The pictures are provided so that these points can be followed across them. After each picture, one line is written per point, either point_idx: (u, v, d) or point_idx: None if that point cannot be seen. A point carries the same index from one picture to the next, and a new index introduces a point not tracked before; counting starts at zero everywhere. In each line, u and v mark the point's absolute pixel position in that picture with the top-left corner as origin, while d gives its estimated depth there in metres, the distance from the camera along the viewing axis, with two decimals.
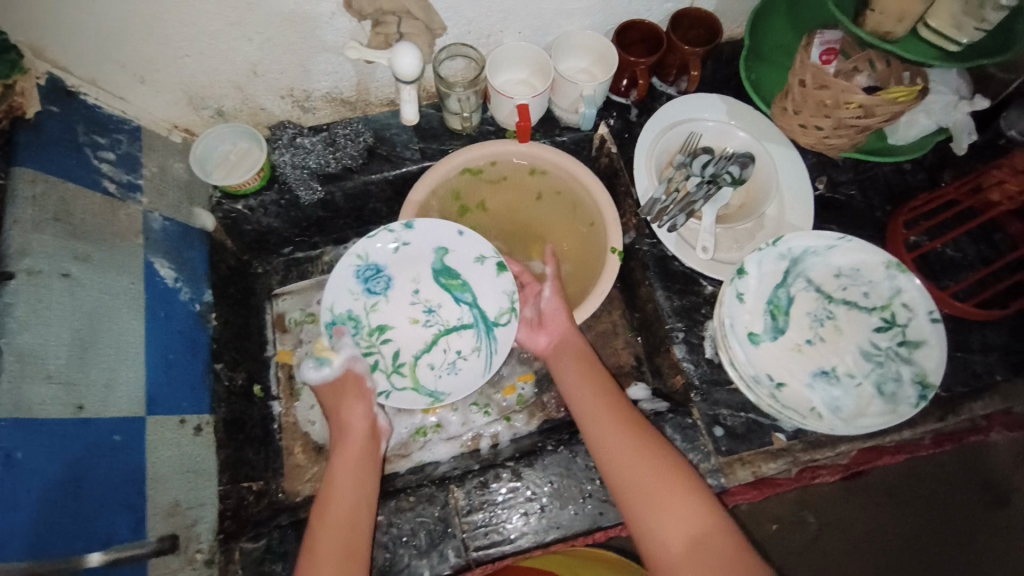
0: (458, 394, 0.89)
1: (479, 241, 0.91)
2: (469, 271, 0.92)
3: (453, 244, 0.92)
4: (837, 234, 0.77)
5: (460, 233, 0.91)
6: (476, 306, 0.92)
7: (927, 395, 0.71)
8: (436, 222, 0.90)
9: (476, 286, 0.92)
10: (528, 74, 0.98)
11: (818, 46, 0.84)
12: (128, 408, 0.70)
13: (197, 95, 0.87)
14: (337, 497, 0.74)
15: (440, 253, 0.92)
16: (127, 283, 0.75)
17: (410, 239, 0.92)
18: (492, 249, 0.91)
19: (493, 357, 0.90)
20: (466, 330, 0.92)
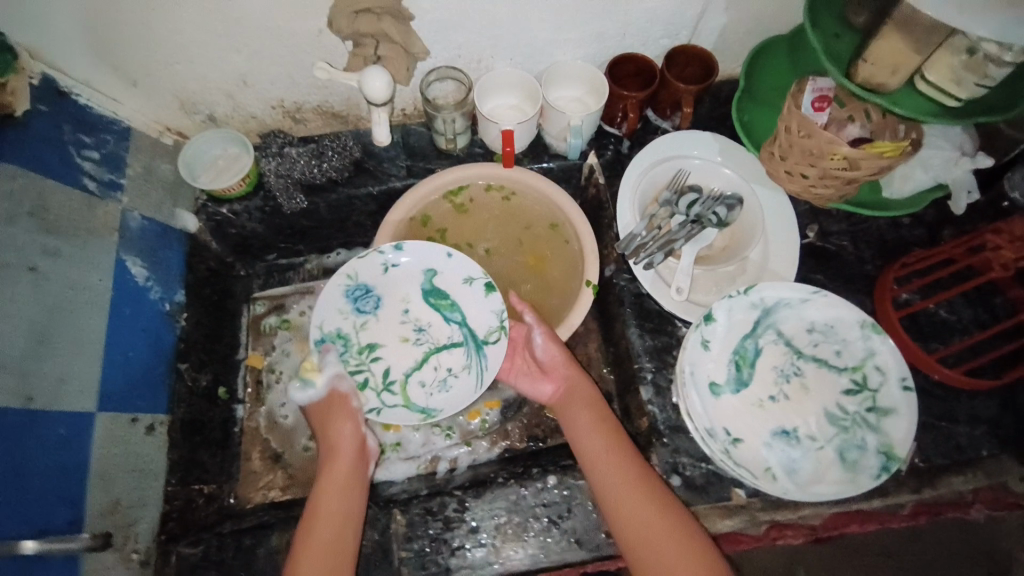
0: (450, 410, 0.86)
1: (470, 264, 0.89)
2: (459, 291, 0.90)
3: (441, 266, 0.90)
4: (812, 288, 0.75)
5: (449, 256, 0.90)
6: (465, 325, 0.90)
7: (891, 467, 0.67)
8: (426, 245, 0.90)
9: (467, 307, 0.90)
10: (518, 100, 0.98)
11: (810, 92, 0.84)
12: (80, 403, 0.71)
13: (189, 101, 0.90)
14: (323, 525, 0.72)
15: (429, 275, 0.91)
16: (95, 279, 0.77)
17: (400, 261, 0.91)
18: (481, 272, 0.89)
19: (483, 374, 0.87)
20: (456, 348, 0.89)
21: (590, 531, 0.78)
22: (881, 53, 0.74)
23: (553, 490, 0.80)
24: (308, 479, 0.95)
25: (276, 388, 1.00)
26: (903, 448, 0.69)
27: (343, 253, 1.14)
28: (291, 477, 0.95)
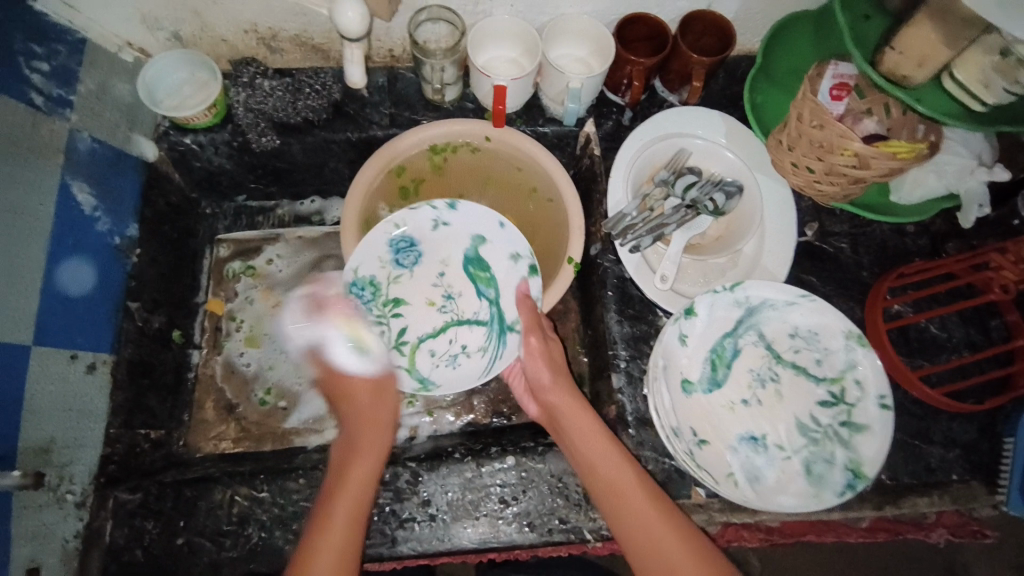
0: (449, 388, 0.83)
1: (519, 239, 0.83)
2: (501, 267, 0.85)
3: (492, 236, 0.85)
4: (800, 291, 0.71)
5: (501, 226, 0.84)
6: (497, 305, 0.85)
7: (856, 485, 0.65)
8: (478, 209, 0.84)
9: (504, 284, 0.85)
10: (517, 53, 0.90)
11: (829, 77, 0.79)
12: (15, 335, 0.67)
13: (151, 15, 0.81)
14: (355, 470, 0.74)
15: (476, 242, 0.85)
16: (36, 204, 0.71)
17: (451, 218, 0.85)
18: (530, 252, 0.83)
19: (497, 361, 0.84)
20: (477, 327, 0.85)
21: (543, 516, 0.76)
22: (910, 41, 0.67)
23: (510, 471, 0.78)
24: (262, 434, 0.92)
25: (235, 338, 0.96)
26: (871, 467, 0.66)
27: (318, 201, 1.07)
28: (245, 430, 0.92)
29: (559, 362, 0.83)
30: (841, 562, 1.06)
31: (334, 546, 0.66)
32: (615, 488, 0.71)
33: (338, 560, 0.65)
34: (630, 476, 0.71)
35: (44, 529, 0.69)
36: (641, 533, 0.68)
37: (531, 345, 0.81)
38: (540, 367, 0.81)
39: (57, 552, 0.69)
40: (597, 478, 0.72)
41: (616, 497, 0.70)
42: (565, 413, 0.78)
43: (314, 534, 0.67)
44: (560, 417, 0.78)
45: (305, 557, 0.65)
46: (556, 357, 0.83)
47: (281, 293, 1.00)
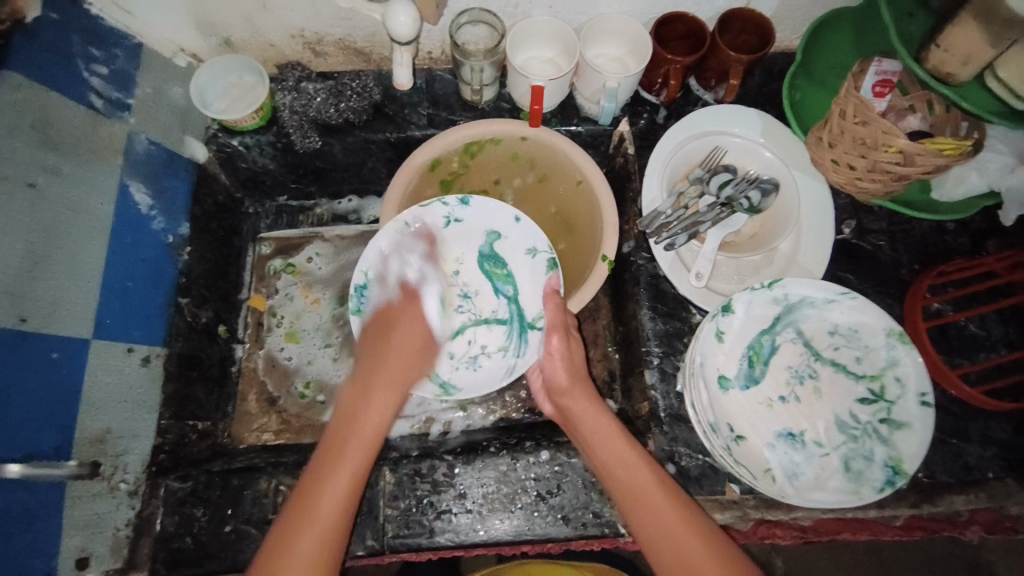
0: (470, 391, 0.84)
1: (536, 233, 0.85)
2: (519, 262, 0.87)
3: (506, 230, 0.87)
4: (841, 289, 0.70)
5: (516, 220, 0.86)
6: (515, 301, 0.88)
7: (896, 482, 0.65)
8: (493, 203, 0.86)
9: (521, 281, 0.87)
10: (554, 53, 0.91)
11: (873, 74, 0.78)
12: (75, 328, 0.70)
13: (205, 22, 0.85)
14: (379, 390, 0.76)
15: (491, 237, 0.87)
16: (95, 204, 0.74)
17: (463, 216, 0.87)
18: (547, 246, 0.85)
19: (517, 362, 0.84)
20: (497, 326, 0.87)
21: (578, 509, 0.78)
22: (956, 40, 0.66)
23: (545, 465, 0.79)
24: (302, 427, 0.95)
25: (276, 333, 1.00)
26: (912, 464, 0.66)
27: (355, 200, 1.11)
28: (286, 422, 0.95)
29: (578, 366, 0.82)
30: (877, 560, 1.05)
31: (342, 477, 0.68)
32: (634, 491, 0.70)
33: (344, 493, 0.67)
34: (648, 476, 0.71)
35: (97, 518, 0.71)
36: (661, 531, 0.68)
37: (553, 345, 0.81)
38: (558, 367, 0.81)
39: (107, 540, 0.72)
40: (614, 477, 0.72)
41: (637, 501, 0.69)
42: (578, 414, 0.77)
43: (322, 466, 0.69)
44: (574, 417, 0.77)
45: (309, 491, 0.67)
46: (575, 359, 0.82)
47: (321, 291, 1.03)
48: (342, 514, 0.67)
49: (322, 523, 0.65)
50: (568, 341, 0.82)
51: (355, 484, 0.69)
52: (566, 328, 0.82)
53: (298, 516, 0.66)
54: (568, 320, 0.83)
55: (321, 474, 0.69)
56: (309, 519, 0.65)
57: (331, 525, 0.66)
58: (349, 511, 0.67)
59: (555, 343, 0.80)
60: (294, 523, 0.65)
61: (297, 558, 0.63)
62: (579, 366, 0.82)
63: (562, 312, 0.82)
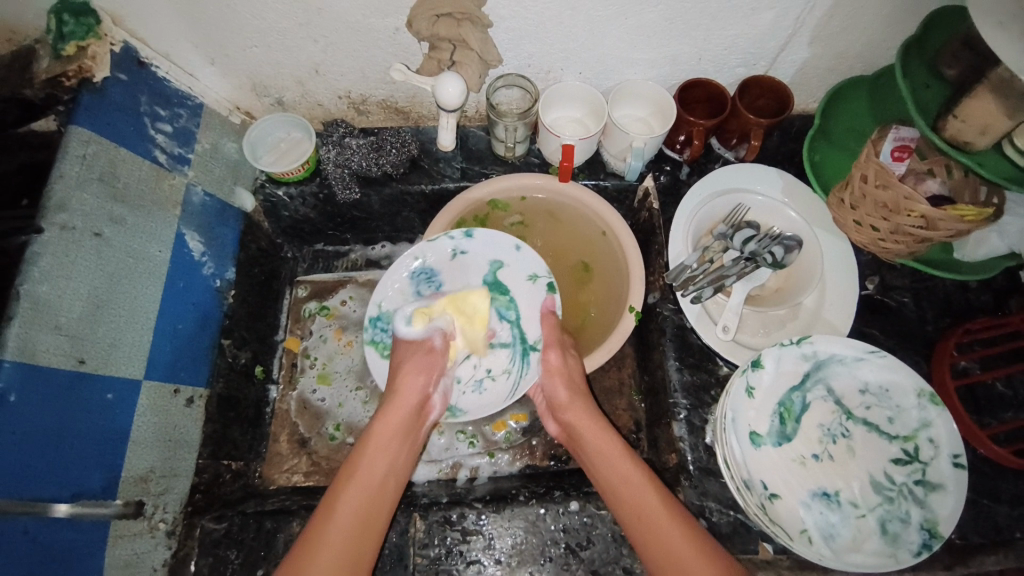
0: (476, 413, 0.85)
1: (536, 259, 0.89)
2: (520, 288, 0.89)
3: (509, 258, 0.90)
4: (868, 347, 0.72)
5: (517, 249, 0.90)
6: (517, 326, 0.88)
7: (933, 546, 0.65)
8: (495, 235, 0.90)
9: (523, 305, 0.89)
10: (582, 114, 0.97)
11: (892, 140, 0.81)
12: (129, 369, 0.74)
13: (261, 83, 0.92)
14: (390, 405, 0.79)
15: (495, 266, 0.90)
16: (155, 250, 0.79)
17: (467, 248, 0.91)
18: (546, 270, 0.89)
19: (521, 383, 0.86)
20: (501, 350, 0.88)
21: (607, 564, 0.77)
22: (972, 111, 0.70)
23: (575, 516, 0.80)
24: (331, 469, 0.96)
25: (310, 373, 1.03)
26: (948, 528, 0.66)
27: (388, 246, 1.15)
28: (316, 464, 0.97)
29: (576, 379, 0.84)
30: None
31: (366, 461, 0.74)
32: (637, 506, 0.71)
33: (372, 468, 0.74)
34: (650, 494, 0.72)
35: (135, 558, 0.72)
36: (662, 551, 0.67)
37: (551, 360, 0.84)
38: (557, 384, 0.84)
39: None
40: (620, 496, 0.73)
41: (642, 520, 0.70)
42: (582, 425, 0.81)
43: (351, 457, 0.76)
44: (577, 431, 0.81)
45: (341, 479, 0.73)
46: (575, 376, 0.84)
47: (353, 333, 1.06)
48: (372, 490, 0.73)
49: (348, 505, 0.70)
50: (567, 358, 0.84)
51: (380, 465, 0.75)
52: (563, 344, 0.86)
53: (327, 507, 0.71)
54: (565, 338, 0.86)
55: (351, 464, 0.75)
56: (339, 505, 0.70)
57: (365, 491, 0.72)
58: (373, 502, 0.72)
59: (552, 358, 0.84)
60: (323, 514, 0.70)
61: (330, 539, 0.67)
62: (578, 384, 0.84)
63: (557, 329, 0.86)
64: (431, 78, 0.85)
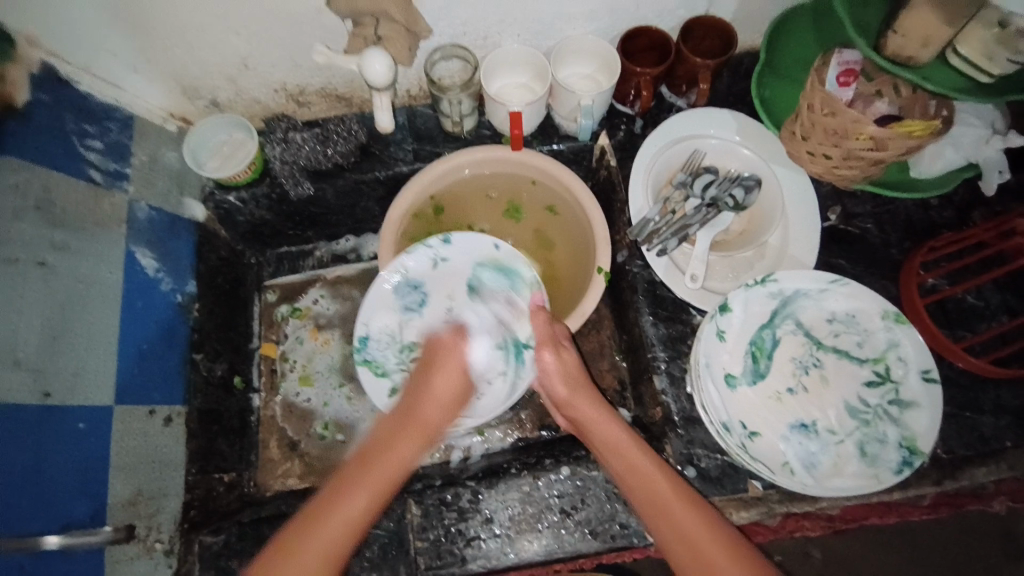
0: (477, 418, 0.84)
1: (516, 255, 0.88)
2: (506, 288, 0.88)
3: (489, 260, 0.89)
4: (831, 278, 0.72)
5: (497, 247, 0.88)
6: (506, 326, 0.87)
7: (912, 462, 0.66)
8: (472, 236, 0.88)
9: (511, 307, 0.87)
10: (529, 78, 0.94)
11: (835, 65, 0.80)
12: (97, 397, 0.72)
13: (191, 86, 0.89)
14: (406, 439, 0.74)
15: (477, 269, 0.89)
16: (105, 272, 0.76)
17: (449, 254, 0.89)
18: (528, 264, 0.87)
19: (518, 384, 0.85)
20: (492, 350, 0.86)
21: (604, 523, 0.78)
22: (911, 24, 0.70)
23: (567, 480, 0.80)
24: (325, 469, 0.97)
25: (291, 376, 1.02)
26: (926, 442, 0.67)
27: (353, 240, 1.13)
28: (309, 466, 0.97)
29: (576, 375, 0.82)
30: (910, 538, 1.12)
31: (352, 504, 0.67)
32: (649, 492, 0.72)
33: (364, 506, 0.68)
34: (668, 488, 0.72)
35: None
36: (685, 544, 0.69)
37: (546, 361, 0.81)
38: (555, 381, 0.82)
39: None
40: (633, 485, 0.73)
41: (655, 505, 0.71)
42: (587, 418, 0.79)
43: (350, 479, 0.69)
44: (585, 426, 0.79)
45: (325, 506, 0.67)
46: (572, 369, 0.82)
47: (329, 331, 1.06)
48: (353, 531, 0.66)
49: (316, 549, 0.65)
50: (561, 354, 0.82)
51: (374, 502, 0.69)
52: (556, 341, 0.82)
53: (300, 534, 0.65)
54: (557, 331, 0.84)
55: (347, 487, 0.69)
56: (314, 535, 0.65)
57: (345, 530, 0.66)
58: (348, 543, 0.66)
59: (547, 359, 0.81)
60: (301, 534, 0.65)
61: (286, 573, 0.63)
62: (576, 376, 0.82)
63: (548, 327, 0.83)
64: (354, 57, 0.82)
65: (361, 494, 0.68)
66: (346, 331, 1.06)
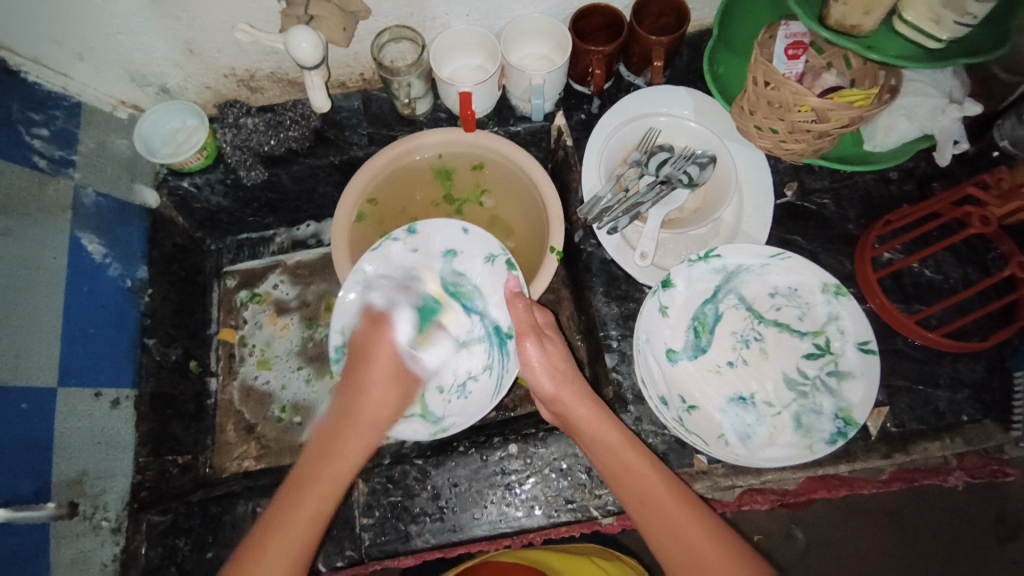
0: (466, 421, 0.80)
1: (487, 239, 0.81)
2: (480, 275, 0.83)
3: (459, 245, 0.83)
4: (773, 252, 0.75)
5: (465, 232, 0.82)
6: (488, 317, 0.84)
7: (846, 432, 0.69)
8: (437, 222, 0.82)
9: (489, 294, 0.83)
10: (481, 58, 0.93)
11: (783, 38, 0.78)
12: (41, 377, 0.72)
13: (139, 73, 0.88)
14: (345, 442, 0.73)
15: (448, 257, 0.84)
16: (50, 258, 0.77)
17: (416, 244, 0.83)
18: (501, 248, 0.80)
19: (505, 376, 0.81)
20: (477, 346, 0.83)
21: (550, 497, 0.79)
22: None
23: (515, 459, 0.80)
24: (281, 450, 0.98)
25: (249, 362, 1.03)
26: (861, 412, 0.70)
27: (314, 225, 1.14)
28: (265, 447, 0.98)
29: (563, 369, 0.76)
30: (885, 515, 1.13)
31: (304, 512, 0.67)
32: (638, 491, 0.68)
33: (314, 511, 0.67)
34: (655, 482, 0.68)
35: (83, 555, 0.74)
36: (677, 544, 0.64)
37: (528, 352, 0.76)
38: (540, 377, 0.75)
39: None
40: (620, 480, 0.69)
41: (644, 501, 0.67)
42: (577, 415, 0.73)
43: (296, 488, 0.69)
44: (576, 425, 0.73)
45: (274, 522, 0.66)
46: (558, 364, 0.76)
47: (289, 316, 1.07)
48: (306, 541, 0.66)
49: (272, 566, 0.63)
50: (545, 346, 0.76)
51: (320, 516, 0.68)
52: (538, 331, 0.77)
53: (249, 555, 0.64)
54: (538, 321, 0.78)
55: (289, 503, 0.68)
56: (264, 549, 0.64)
57: (297, 545, 0.65)
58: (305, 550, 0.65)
59: (530, 350, 0.76)
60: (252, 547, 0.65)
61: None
62: (564, 370, 0.75)
63: (528, 315, 0.77)
64: (280, 35, 0.80)
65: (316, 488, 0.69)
66: (305, 316, 1.07)
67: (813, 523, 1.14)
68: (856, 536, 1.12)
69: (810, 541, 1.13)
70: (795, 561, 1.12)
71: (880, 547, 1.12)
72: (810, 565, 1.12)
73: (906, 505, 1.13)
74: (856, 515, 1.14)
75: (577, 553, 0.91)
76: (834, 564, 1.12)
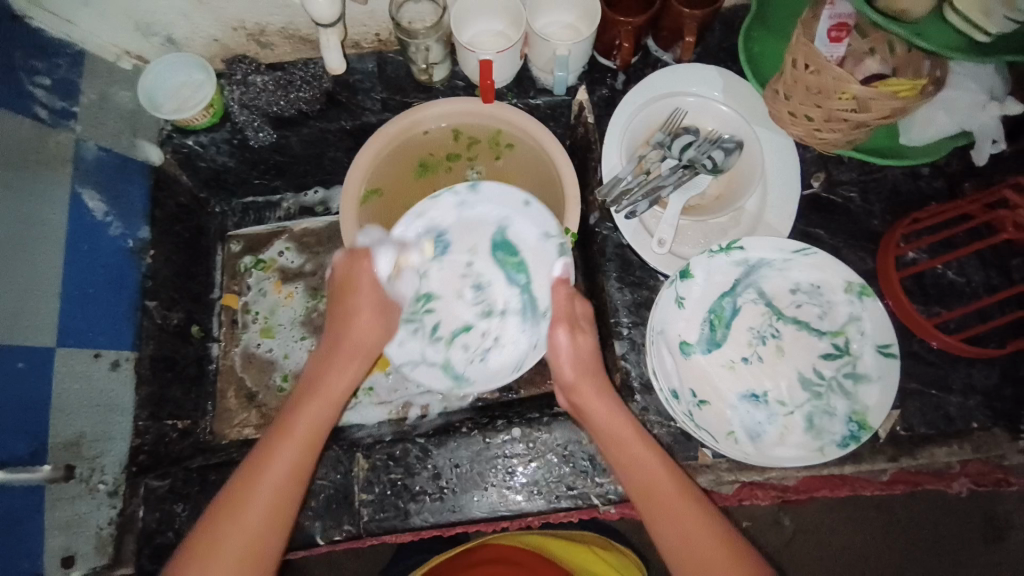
0: (483, 383, 0.80)
1: (547, 216, 0.78)
2: (535, 250, 0.80)
3: (518, 216, 0.80)
4: (796, 248, 0.72)
5: (527, 205, 0.78)
6: (527, 291, 0.82)
7: (859, 436, 0.69)
8: (503, 190, 0.78)
9: (535, 273, 0.81)
10: (504, 25, 0.88)
11: (824, 17, 0.70)
12: (39, 338, 0.71)
13: (143, 22, 0.83)
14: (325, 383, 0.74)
15: (501, 226, 0.81)
16: (50, 214, 0.75)
17: (473, 201, 0.80)
18: (560, 230, 0.77)
19: (528, 355, 0.79)
20: (512, 316, 0.82)
21: (551, 483, 0.78)
22: None
23: (517, 443, 0.79)
24: None
25: (251, 329, 1.02)
26: (876, 416, 0.70)
27: (321, 192, 1.11)
28: (265, 416, 0.97)
29: (589, 363, 0.75)
30: (876, 510, 1.14)
31: (286, 457, 0.67)
32: (646, 487, 0.68)
33: (294, 460, 0.67)
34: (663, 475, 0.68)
35: (78, 517, 0.74)
36: (680, 540, 0.65)
37: (558, 339, 0.76)
38: (564, 365, 0.75)
39: (91, 540, 0.75)
40: (628, 470, 0.69)
41: (652, 498, 0.67)
42: (590, 408, 0.73)
43: (270, 439, 0.69)
44: (586, 414, 0.73)
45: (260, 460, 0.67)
46: (585, 355, 0.76)
47: (293, 284, 1.05)
48: (288, 488, 0.66)
49: (274, 473, 0.66)
50: (575, 335, 0.76)
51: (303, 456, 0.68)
52: (573, 320, 0.77)
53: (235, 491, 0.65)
54: (576, 311, 0.78)
55: (268, 449, 0.68)
56: (247, 494, 0.65)
57: (300, 453, 0.68)
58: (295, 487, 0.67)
59: (561, 337, 0.75)
60: (241, 479, 0.66)
61: (248, 502, 0.65)
62: (588, 364, 0.75)
63: (568, 303, 0.77)
64: None
65: (290, 436, 0.69)
66: (309, 285, 1.05)
67: (804, 514, 1.14)
68: (846, 528, 1.13)
69: (799, 530, 1.14)
70: (782, 549, 1.13)
71: (869, 539, 1.13)
72: (797, 552, 1.13)
73: (900, 502, 1.13)
74: (847, 508, 1.14)
75: (576, 540, 0.93)
76: (821, 553, 1.13)
